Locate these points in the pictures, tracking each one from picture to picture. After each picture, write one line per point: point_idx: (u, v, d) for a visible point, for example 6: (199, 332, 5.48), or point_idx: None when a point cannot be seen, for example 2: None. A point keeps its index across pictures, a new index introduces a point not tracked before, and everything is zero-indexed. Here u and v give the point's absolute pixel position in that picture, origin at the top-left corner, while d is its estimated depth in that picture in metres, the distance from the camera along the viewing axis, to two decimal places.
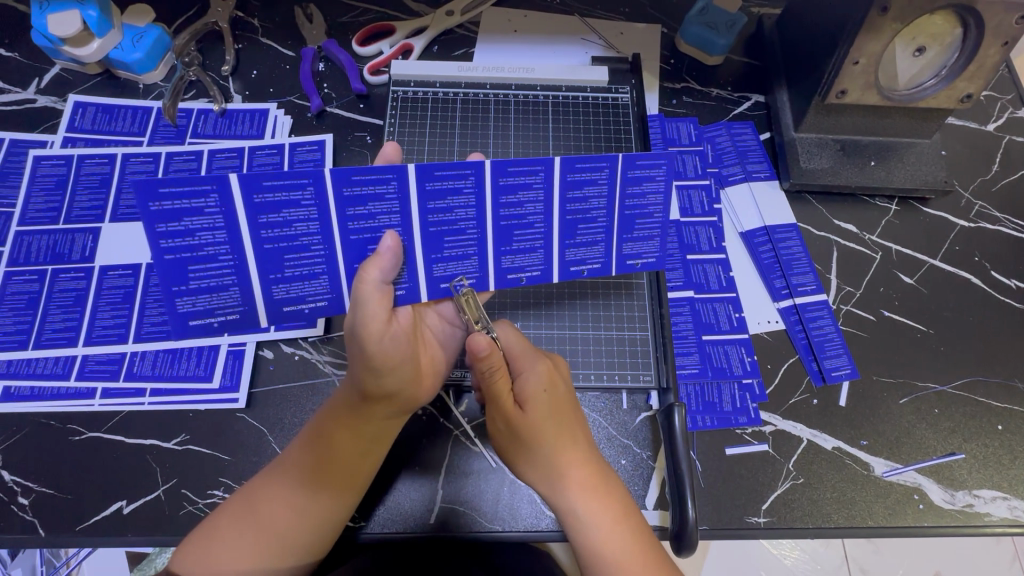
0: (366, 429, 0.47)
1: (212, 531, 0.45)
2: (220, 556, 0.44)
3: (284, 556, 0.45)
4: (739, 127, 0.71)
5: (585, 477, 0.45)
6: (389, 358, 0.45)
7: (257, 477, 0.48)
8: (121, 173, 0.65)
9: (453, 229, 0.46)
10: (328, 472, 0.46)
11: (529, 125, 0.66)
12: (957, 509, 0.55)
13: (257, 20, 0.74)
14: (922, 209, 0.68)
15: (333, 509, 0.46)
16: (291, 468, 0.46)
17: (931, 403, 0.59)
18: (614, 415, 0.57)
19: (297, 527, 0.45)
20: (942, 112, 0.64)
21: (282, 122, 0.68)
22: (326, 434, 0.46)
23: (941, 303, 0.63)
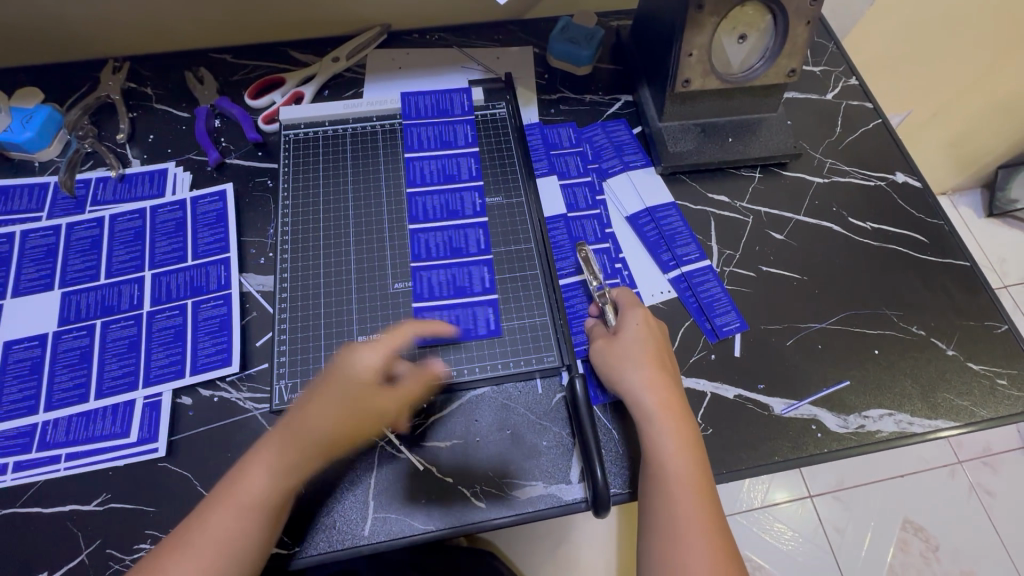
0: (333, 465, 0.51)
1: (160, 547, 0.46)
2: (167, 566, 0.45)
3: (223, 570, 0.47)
4: (613, 125, 0.78)
5: (664, 398, 0.53)
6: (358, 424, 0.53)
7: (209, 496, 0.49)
8: (21, 249, 0.65)
9: (438, 282, 0.63)
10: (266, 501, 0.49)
11: (424, 153, 0.70)
12: (852, 431, 0.60)
13: (150, 88, 0.77)
14: (782, 173, 0.76)
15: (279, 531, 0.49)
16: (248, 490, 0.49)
17: (815, 340, 0.65)
18: (527, 402, 0.60)
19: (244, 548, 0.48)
20: (777, 88, 0.72)
21: (181, 178, 0.71)
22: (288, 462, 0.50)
23: (810, 252, 0.70)
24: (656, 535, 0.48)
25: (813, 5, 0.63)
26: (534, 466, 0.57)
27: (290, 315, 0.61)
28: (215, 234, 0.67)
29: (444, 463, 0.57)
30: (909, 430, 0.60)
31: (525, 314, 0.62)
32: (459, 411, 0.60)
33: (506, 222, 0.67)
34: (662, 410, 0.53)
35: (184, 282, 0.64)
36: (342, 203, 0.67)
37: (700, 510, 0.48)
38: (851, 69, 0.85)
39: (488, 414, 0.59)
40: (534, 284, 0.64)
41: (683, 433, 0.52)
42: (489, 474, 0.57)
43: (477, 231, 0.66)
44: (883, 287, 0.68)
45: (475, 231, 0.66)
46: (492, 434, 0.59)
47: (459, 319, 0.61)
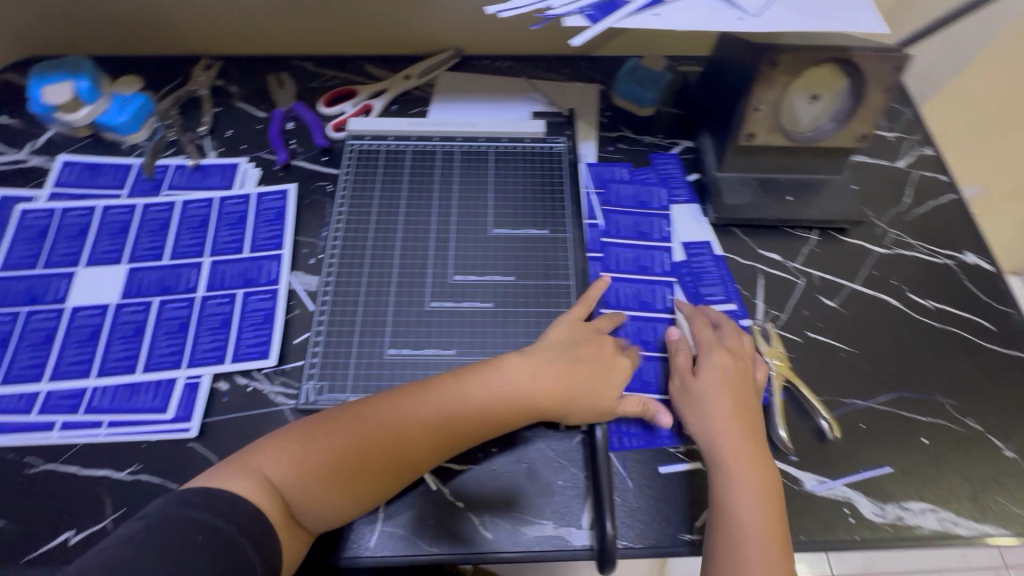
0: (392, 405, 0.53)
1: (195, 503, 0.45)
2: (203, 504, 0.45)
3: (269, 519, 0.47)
4: (663, 161, 0.78)
5: (732, 396, 0.57)
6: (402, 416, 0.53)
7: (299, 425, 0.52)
8: (100, 222, 0.70)
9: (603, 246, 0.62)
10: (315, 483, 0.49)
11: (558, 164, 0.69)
12: (888, 522, 0.56)
13: (235, 86, 0.83)
14: (840, 238, 0.73)
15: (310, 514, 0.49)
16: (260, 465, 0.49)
17: (857, 418, 0.61)
18: (543, 436, 0.60)
19: (298, 485, 0.49)
20: (845, 151, 0.70)
21: (250, 174, 0.75)
22: (340, 417, 0.52)
23: (862, 324, 0.67)
24: (723, 514, 0.52)
25: (894, 73, 0.62)
26: (545, 503, 0.57)
27: (329, 318, 0.63)
28: (272, 231, 0.70)
29: (457, 486, 0.57)
30: (952, 530, 0.56)
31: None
32: (476, 437, 0.59)
33: (549, 253, 0.67)
34: (724, 414, 0.56)
35: (238, 272, 0.67)
36: (394, 216, 0.69)
37: (757, 481, 0.53)
38: (928, 138, 0.81)
39: (507, 443, 0.59)
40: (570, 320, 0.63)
41: (734, 406, 0.57)
42: (500, 504, 0.57)
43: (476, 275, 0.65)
44: (939, 372, 0.64)
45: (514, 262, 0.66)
46: (508, 465, 0.58)
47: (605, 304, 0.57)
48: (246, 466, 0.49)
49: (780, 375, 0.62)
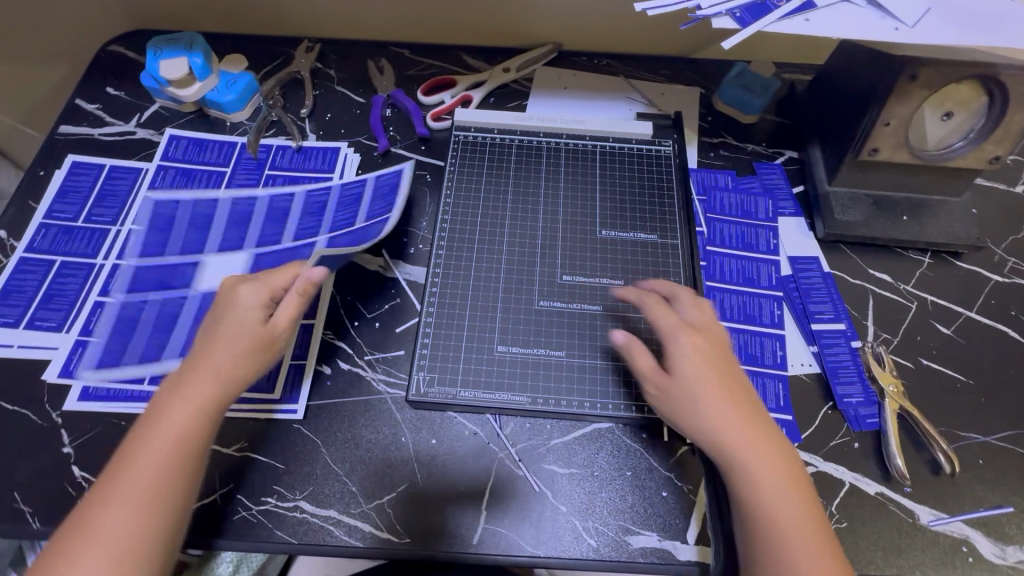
0: (225, 387, 0.49)
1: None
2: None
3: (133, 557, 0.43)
4: (767, 171, 0.76)
5: (713, 383, 0.50)
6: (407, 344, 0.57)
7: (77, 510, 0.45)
8: (208, 203, 0.71)
9: (729, 267, 0.68)
10: (163, 496, 0.45)
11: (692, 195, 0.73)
12: (1009, 565, 0.54)
13: (334, 70, 0.83)
14: (955, 262, 0.70)
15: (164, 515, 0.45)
16: (112, 484, 0.44)
17: (975, 453, 0.59)
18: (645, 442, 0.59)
19: (147, 527, 0.44)
20: (971, 173, 0.67)
21: (351, 159, 0.75)
22: (167, 414, 0.47)
23: (980, 355, 0.64)
24: (748, 509, 0.47)
25: None
26: (650, 514, 0.55)
27: (437, 309, 0.63)
28: (382, 205, 0.69)
29: (561, 489, 0.56)
30: None
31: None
32: (580, 440, 0.59)
33: (656, 260, 0.66)
34: (722, 420, 0.49)
35: (349, 239, 0.65)
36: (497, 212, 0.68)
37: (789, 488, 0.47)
38: None
39: (610, 450, 0.58)
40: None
41: (722, 395, 0.50)
42: (604, 511, 0.56)
43: (575, 274, 0.65)
44: None
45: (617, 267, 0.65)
46: (612, 473, 0.57)
47: (748, 344, 0.64)
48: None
49: (894, 401, 0.60)
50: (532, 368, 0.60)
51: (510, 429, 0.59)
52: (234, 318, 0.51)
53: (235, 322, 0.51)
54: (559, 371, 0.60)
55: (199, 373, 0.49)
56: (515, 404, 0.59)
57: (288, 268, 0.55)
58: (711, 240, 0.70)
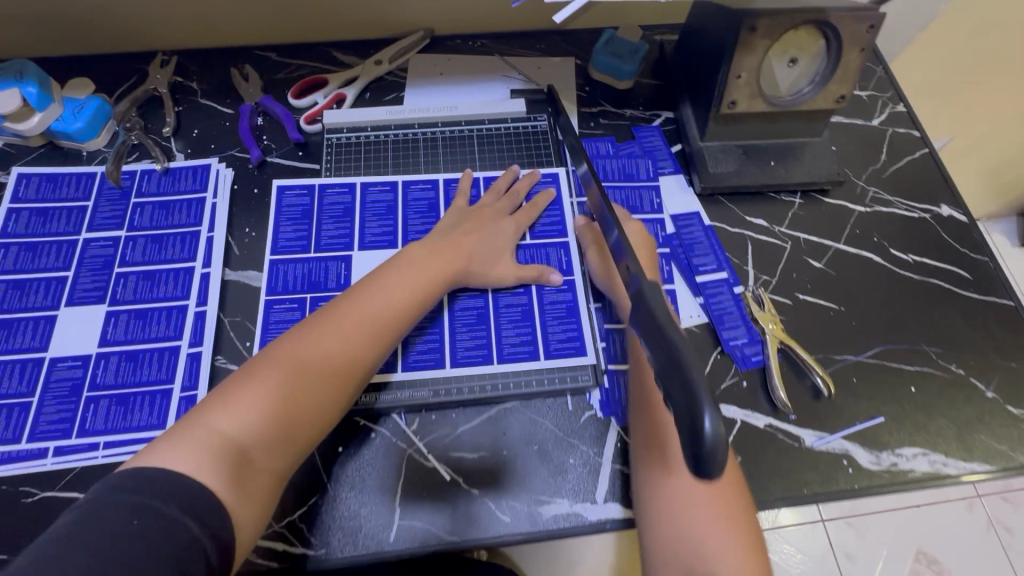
0: (354, 323, 0.56)
1: (131, 485, 0.41)
2: (223, 436, 0.47)
3: (284, 435, 0.50)
4: (646, 133, 0.78)
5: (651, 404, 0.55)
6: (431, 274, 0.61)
7: (238, 374, 0.52)
8: (79, 257, 0.66)
9: None
10: (326, 388, 0.53)
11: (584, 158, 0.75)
12: (884, 469, 0.59)
13: (196, 83, 0.79)
14: (823, 199, 0.74)
15: (322, 408, 0.52)
16: (276, 369, 0.52)
17: (849, 373, 0.64)
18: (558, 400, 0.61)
19: (293, 416, 0.51)
20: (825, 113, 0.71)
21: (223, 175, 0.72)
22: (324, 325, 0.55)
23: (848, 282, 0.69)
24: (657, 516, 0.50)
25: (869, 32, 0.62)
26: (560, 483, 0.57)
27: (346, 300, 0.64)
28: (298, 231, 0.68)
29: (472, 474, 0.58)
30: (943, 471, 0.59)
31: (564, 326, 0.64)
32: (486, 423, 0.60)
33: (547, 234, 0.70)
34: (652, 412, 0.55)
35: (302, 275, 0.65)
36: (380, 213, 0.69)
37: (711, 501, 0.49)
38: (899, 95, 0.83)
39: (517, 428, 0.60)
40: (573, 291, 0.66)
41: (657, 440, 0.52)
42: (516, 488, 0.57)
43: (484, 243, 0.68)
44: (921, 321, 0.67)
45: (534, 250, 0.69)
46: (520, 448, 0.59)
47: None
48: (196, 428, 0.47)
49: (775, 338, 0.64)
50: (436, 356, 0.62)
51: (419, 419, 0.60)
52: (489, 230, 0.66)
53: (410, 264, 0.61)
54: (462, 352, 0.63)
55: (371, 302, 0.57)
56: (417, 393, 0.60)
57: (416, 250, 0.62)
58: None
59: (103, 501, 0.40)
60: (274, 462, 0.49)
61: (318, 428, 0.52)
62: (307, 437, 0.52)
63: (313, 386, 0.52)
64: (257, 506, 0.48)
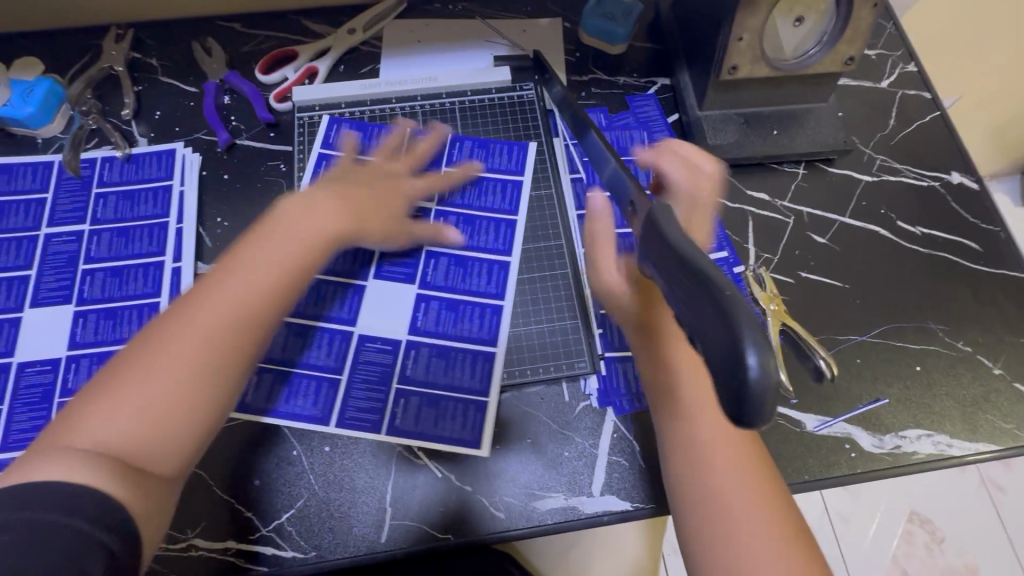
0: (235, 300, 0.46)
1: (9, 501, 0.35)
2: (90, 449, 0.39)
3: (165, 435, 0.42)
4: (641, 102, 0.73)
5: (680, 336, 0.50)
6: (316, 229, 0.51)
7: (101, 374, 0.43)
8: (42, 254, 0.62)
9: None
10: (212, 370, 0.44)
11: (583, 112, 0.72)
12: (886, 452, 0.58)
13: (155, 58, 0.73)
14: (828, 169, 0.70)
15: (213, 394, 0.44)
16: (141, 364, 0.42)
17: (853, 354, 0.62)
18: (551, 355, 0.60)
19: (181, 408, 0.42)
20: (832, 76, 0.66)
21: (190, 160, 0.67)
22: (191, 307, 0.45)
23: (854, 258, 0.66)
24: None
25: None
26: (555, 478, 0.56)
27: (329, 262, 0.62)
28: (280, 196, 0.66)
29: (464, 471, 0.56)
30: (947, 452, 0.58)
31: (560, 283, 0.63)
32: None
33: (518, 194, 0.67)
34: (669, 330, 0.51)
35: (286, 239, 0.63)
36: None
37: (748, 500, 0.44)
38: (911, 53, 0.78)
39: (508, 421, 0.58)
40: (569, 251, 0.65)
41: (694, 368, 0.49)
42: (510, 483, 0.56)
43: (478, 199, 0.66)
44: (929, 298, 0.64)
45: (485, 222, 0.65)
46: (513, 442, 0.57)
47: None
48: (62, 443, 0.39)
49: (776, 320, 0.61)
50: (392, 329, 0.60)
51: (413, 422, 0.56)
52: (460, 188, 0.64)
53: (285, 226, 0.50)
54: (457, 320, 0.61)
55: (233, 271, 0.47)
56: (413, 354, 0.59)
57: (294, 212, 0.52)
58: (589, 180, 0.68)
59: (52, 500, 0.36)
60: (178, 458, 0.42)
61: (217, 414, 0.45)
62: (207, 425, 0.44)
63: (191, 381, 0.43)
64: (158, 504, 0.42)
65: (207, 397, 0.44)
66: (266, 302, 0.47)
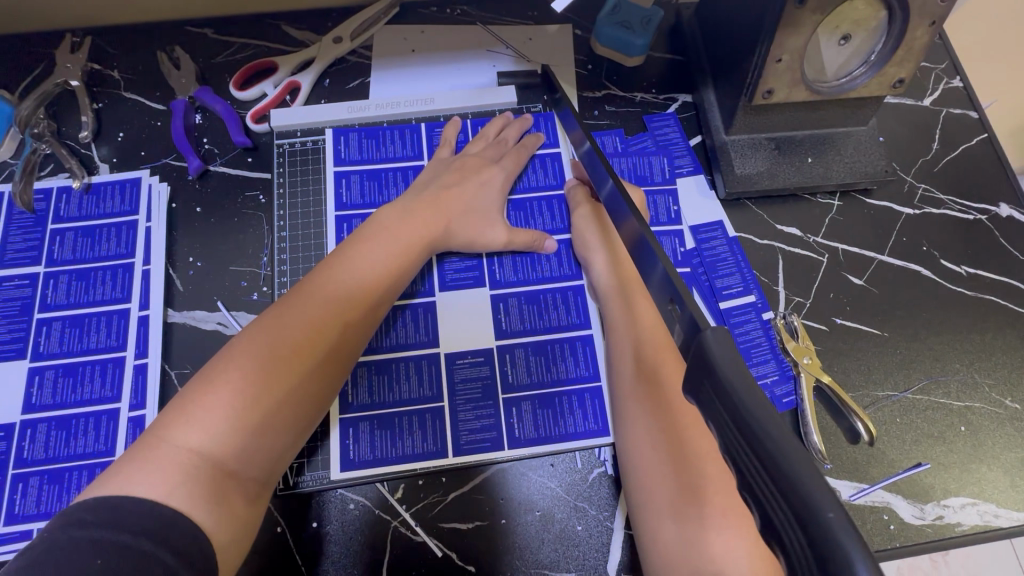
0: (336, 299, 0.48)
1: (93, 518, 0.35)
2: (193, 449, 0.40)
3: (268, 434, 0.43)
4: (660, 122, 0.66)
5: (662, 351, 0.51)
6: (410, 233, 0.55)
7: (199, 374, 0.43)
8: None
9: None
10: (310, 369, 0.46)
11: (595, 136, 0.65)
12: (928, 524, 0.53)
13: (117, 71, 0.65)
14: (865, 200, 0.64)
15: (310, 394, 0.46)
16: (245, 361, 0.43)
17: (893, 412, 0.56)
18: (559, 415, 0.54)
19: (283, 405, 0.44)
20: (877, 99, 0.59)
21: (157, 190, 0.60)
22: (294, 304, 0.47)
23: (893, 302, 0.60)
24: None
25: (946, 2, 0.49)
26: (566, 556, 0.51)
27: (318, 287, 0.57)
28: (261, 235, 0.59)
29: (466, 550, 0.51)
30: (993, 523, 0.53)
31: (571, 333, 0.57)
32: (481, 487, 0.53)
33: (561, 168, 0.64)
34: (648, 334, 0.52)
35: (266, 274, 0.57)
36: (356, 208, 0.60)
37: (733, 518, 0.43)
38: (956, 66, 0.70)
39: (516, 491, 0.53)
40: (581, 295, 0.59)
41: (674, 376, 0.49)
42: (518, 562, 0.50)
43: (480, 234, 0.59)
44: (976, 348, 0.59)
45: (535, 205, 0.63)
46: (521, 517, 0.52)
47: None
48: (157, 446, 0.39)
49: (810, 376, 0.56)
50: (457, 342, 0.57)
51: (533, 428, 0.54)
52: (473, 183, 0.60)
53: (382, 227, 0.54)
54: (458, 376, 0.55)
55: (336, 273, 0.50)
56: (409, 415, 0.54)
57: (389, 221, 0.55)
58: None
59: (56, 538, 0.34)
60: (272, 457, 0.44)
61: (310, 413, 0.46)
62: (298, 424, 0.45)
63: (299, 377, 0.45)
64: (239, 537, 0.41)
65: (311, 394, 0.46)
66: (364, 303, 0.50)
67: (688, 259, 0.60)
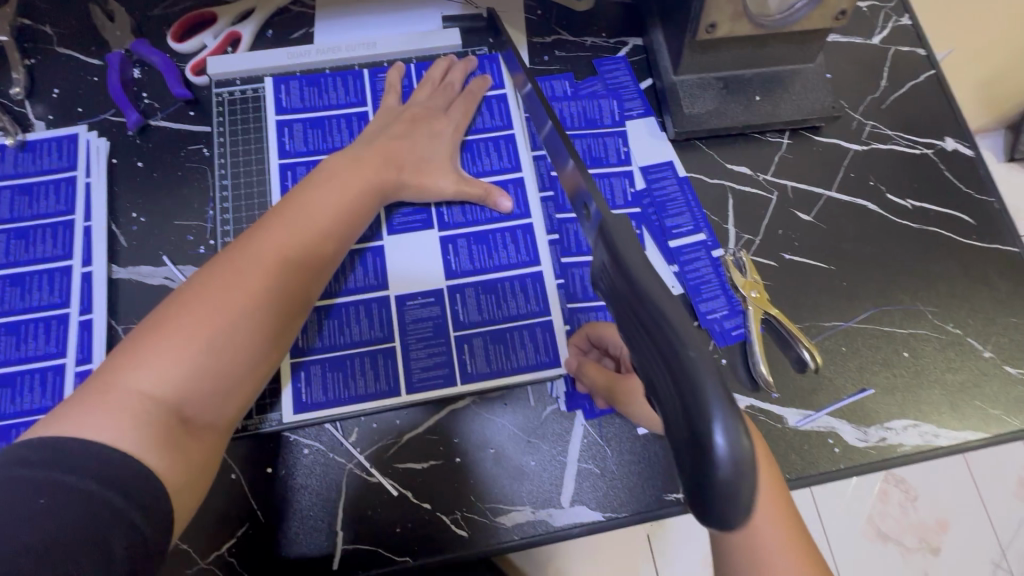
0: (291, 247, 0.48)
1: (38, 457, 0.34)
2: (147, 394, 0.39)
3: (222, 381, 0.43)
4: (609, 66, 0.65)
5: None
6: (359, 180, 0.54)
7: (147, 320, 0.42)
8: None
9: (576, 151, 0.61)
10: (265, 315, 0.45)
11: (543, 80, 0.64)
12: (870, 445, 0.54)
13: (49, 26, 0.63)
14: (814, 138, 0.64)
15: (266, 341, 0.45)
16: (196, 308, 0.42)
17: (839, 341, 0.57)
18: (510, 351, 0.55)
19: (238, 352, 0.43)
20: (822, 33, 0.59)
21: (95, 146, 0.58)
22: (244, 252, 0.46)
23: (840, 236, 0.61)
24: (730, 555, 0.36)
25: None
26: (521, 490, 0.52)
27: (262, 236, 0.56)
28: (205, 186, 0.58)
29: (422, 489, 0.51)
30: (933, 443, 0.55)
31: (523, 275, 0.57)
32: (435, 428, 0.53)
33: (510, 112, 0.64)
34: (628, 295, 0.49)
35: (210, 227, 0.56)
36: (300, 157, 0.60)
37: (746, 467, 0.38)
38: (905, 4, 0.71)
39: (470, 430, 0.53)
40: (532, 237, 0.59)
41: None
42: (473, 498, 0.51)
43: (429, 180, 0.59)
44: (919, 278, 0.60)
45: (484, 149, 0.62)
46: (476, 455, 0.52)
47: None
48: (108, 389, 0.38)
49: (758, 308, 0.56)
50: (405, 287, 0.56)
51: (485, 363, 0.54)
52: (422, 133, 0.59)
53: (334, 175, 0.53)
54: (410, 320, 0.55)
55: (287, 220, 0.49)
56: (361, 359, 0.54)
57: (340, 169, 0.54)
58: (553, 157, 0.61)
59: None
60: (229, 404, 0.44)
61: (267, 359, 0.46)
62: (254, 371, 0.45)
63: (254, 323, 0.44)
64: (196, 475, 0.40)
65: (267, 341, 0.46)
66: (318, 251, 0.49)
67: (637, 198, 0.61)
